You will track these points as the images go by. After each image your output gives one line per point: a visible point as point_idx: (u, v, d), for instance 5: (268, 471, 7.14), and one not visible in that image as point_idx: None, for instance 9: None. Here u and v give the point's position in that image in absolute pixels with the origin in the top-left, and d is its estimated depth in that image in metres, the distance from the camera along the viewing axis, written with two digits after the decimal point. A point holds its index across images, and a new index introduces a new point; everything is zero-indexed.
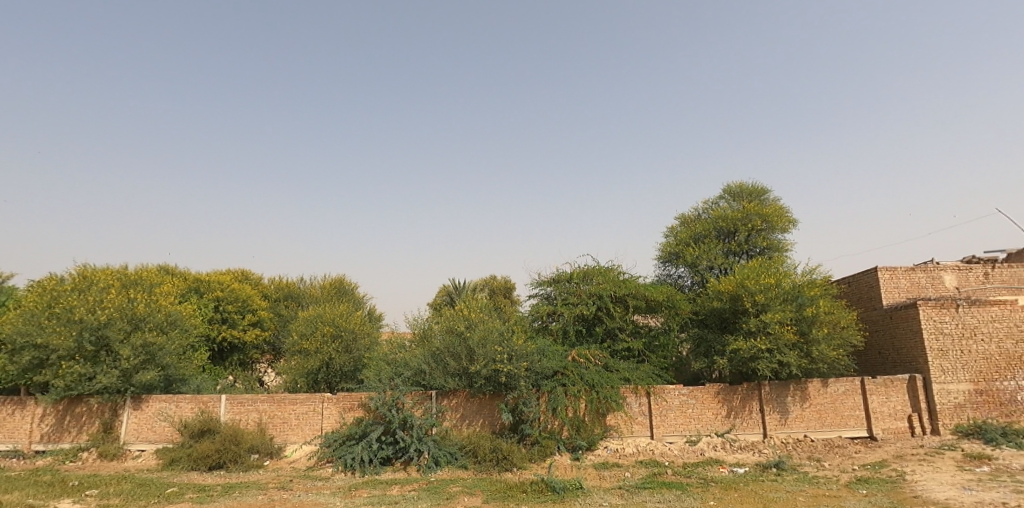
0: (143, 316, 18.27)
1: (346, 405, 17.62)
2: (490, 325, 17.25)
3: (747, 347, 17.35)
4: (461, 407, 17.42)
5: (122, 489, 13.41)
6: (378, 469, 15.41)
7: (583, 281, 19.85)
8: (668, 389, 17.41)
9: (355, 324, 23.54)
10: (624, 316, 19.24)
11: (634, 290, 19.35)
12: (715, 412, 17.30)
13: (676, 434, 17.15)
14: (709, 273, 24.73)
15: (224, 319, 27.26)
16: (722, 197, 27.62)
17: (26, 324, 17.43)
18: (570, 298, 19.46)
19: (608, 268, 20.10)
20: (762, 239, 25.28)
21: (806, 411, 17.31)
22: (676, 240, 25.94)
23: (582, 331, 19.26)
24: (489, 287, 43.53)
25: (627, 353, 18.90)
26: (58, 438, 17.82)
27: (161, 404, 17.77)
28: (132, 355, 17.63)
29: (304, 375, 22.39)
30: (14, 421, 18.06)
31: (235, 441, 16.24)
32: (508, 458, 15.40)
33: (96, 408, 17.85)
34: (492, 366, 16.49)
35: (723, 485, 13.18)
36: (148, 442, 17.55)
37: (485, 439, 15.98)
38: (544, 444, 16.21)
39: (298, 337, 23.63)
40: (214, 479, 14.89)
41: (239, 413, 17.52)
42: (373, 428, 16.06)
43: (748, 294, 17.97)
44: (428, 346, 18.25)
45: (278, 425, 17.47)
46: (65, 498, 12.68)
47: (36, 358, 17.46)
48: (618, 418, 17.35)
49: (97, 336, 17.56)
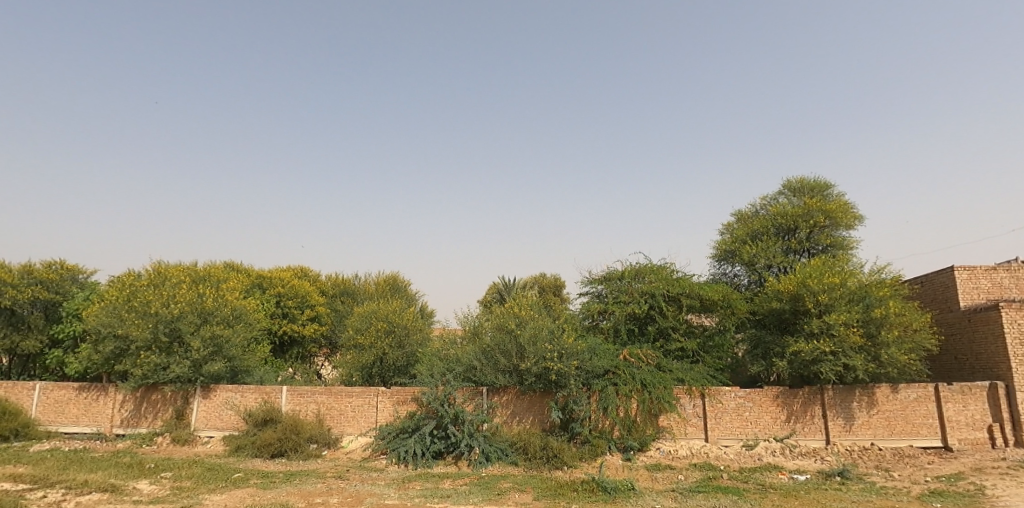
0: (211, 310, 19.33)
1: (399, 399, 17.99)
2: (540, 323, 17.21)
3: (809, 349, 16.59)
4: (512, 404, 17.51)
5: (193, 472, 14.21)
6: (430, 463, 15.72)
7: (635, 280, 19.49)
8: (724, 392, 16.89)
9: (408, 319, 23.98)
10: (677, 315, 18.76)
11: (688, 289, 18.84)
12: (774, 416, 16.67)
13: (732, 438, 16.63)
14: (767, 272, 23.86)
15: (285, 314, 28.44)
16: (781, 193, 26.52)
17: (108, 317, 18.80)
18: (621, 297, 19.17)
19: (661, 267, 19.69)
20: (825, 236, 24.04)
21: (873, 418, 16.43)
22: (733, 238, 25.18)
23: (633, 330, 18.93)
24: (538, 284, 43.56)
25: (680, 353, 18.42)
26: (136, 423, 19.09)
27: (228, 393, 18.68)
28: (202, 346, 18.66)
29: (359, 369, 23.05)
30: (98, 406, 19.50)
31: (296, 430, 16.95)
32: (558, 456, 15.34)
33: (170, 396, 18.99)
34: (542, 364, 16.49)
35: (783, 492, 12.69)
36: (216, 429, 18.49)
37: (535, 437, 15.98)
38: (595, 443, 16.07)
39: (354, 332, 24.39)
40: (277, 466, 15.58)
41: (299, 404, 18.22)
42: (425, 422, 16.42)
43: (810, 294, 17.17)
44: (479, 343, 18.41)
45: (335, 417, 18.08)
46: (143, 479, 13.57)
47: (117, 347, 18.79)
48: (670, 420, 17.01)
49: (171, 328, 18.70)
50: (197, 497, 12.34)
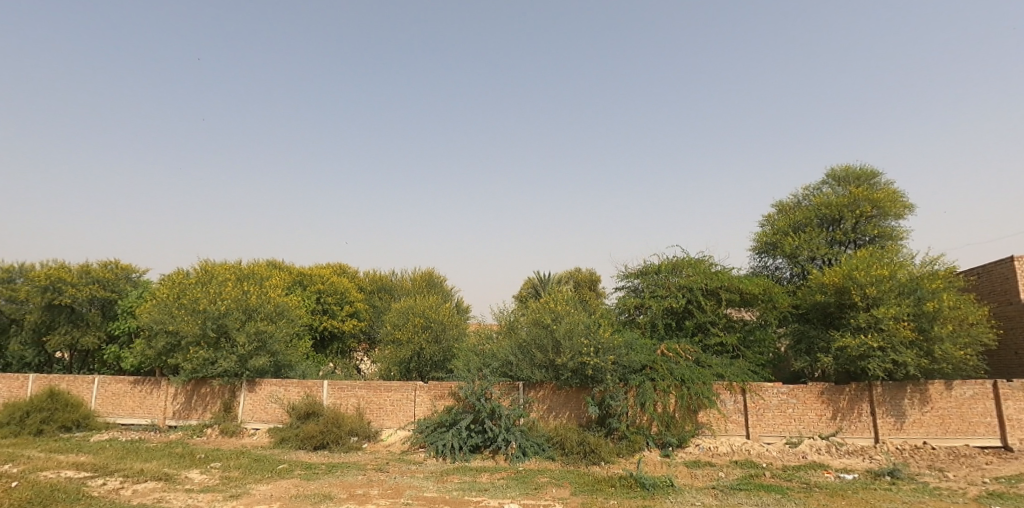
0: (255, 306, 19.99)
1: (437, 393, 18.16)
2: (576, 317, 17.14)
3: (856, 344, 16.01)
4: (548, 399, 17.50)
5: (241, 463, 14.74)
6: (468, 456, 15.90)
7: (672, 273, 19.15)
8: (766, 387, 16.48)
9: (444, 315, 24.25)
10: (716, 310, 18.37)
11: (728, 283, 18.39)
12: (819, 413, 16.16)
13: (775, 435, 16.21)
14: (811, 264, 23.13)
15: (325, 310, 29.13)
16: (825, 182, 25.62)
17: (160, 313, 19.63)
18: (658, 291, 18.87)
19: (698, 260, 19.30)
20: (872, 227, 23.11)
21: (925, 416, 15.75)
22: (774, 230, 24.54)
23: (671, 325, 18.63)
24: (573, 278, 43.37)
25: (719, 348, 18.03)
26: (187, 415, 19.91)
27: (272, 387, 19.25)
28: (247, 342, 19.30)
29: (397, 364, 23.37)
30: (152, 398, 20.43)
31: (337, 423, 17.38)
32: (596, 452, 15.24)
33: (218, 389, 19.72)
34: (578, 359, 16.44)
35: (829, 491, 12.31)
36: (262, 421, 19.10)
37: (572, 432, 15.92)
38: (633, 439, 15.92)
39: (392, 328, 24.84)
40: (319, 458, 16.01)
41: (339, 398, 18.66)
42: (462, 416, 16.61)
43: (857, 287, 16.55)
44: (515, 338, 18.45)
45: (375, 411, 18.43)
46: (195, 469, 14.15)
47: (169, 343, 19.61)
48: (710, 416, 16.71)
49: (218, 324, 19.42)
50: (245, 486, 12.80)
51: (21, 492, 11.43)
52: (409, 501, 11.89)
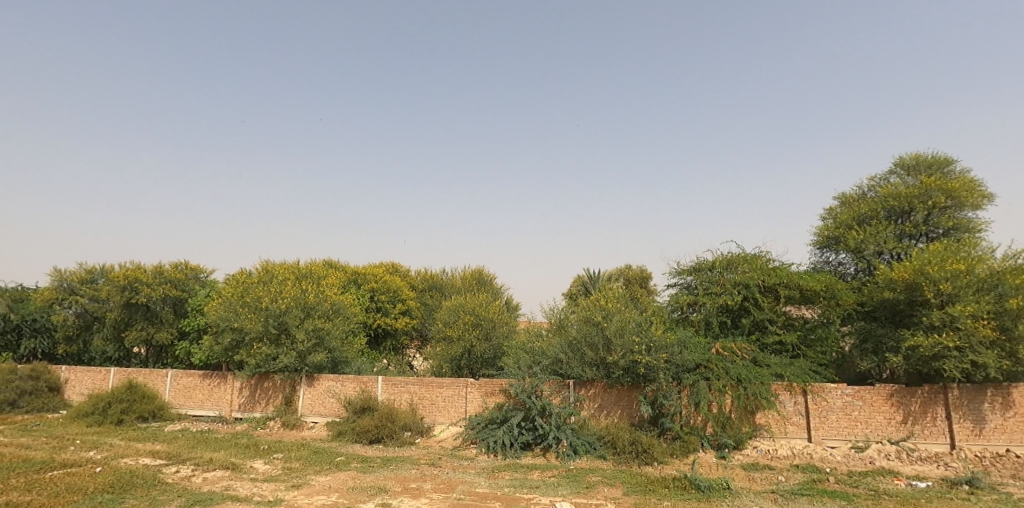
0: (313, 304, 20.79)
1: (488, 390, 18.28)
2: (627, 315, 16.92)
3: (928, 344, 15.05)
4: (599, 397, 17.34)
5: (301, 454, 15.35)
6: (519, 453, 15.96)
7: (727, 270, 18.60)
8: (829, 388, 15.74)
9: (494, 312, 24.45)
10: (774, 307, 17.66)
11: (786, 279, 17.65)
12: (888, 417, 15.30)
13: (839, 439, 15.47)
14: (877, 259, 21.93)
15: (378, 308, 29.90)
16: (893, 172, 24.22)
17: (226, 311, 20.67)
18: (712, 287, 18.37)
19: (755, 256, 18.65)
20: (946, 218, 21.64)
21: (1008, 421, 14.63)
22: (836, 224, 23.48)
23: (726, 323, 18.09)
24: (624, 276, 42.78)
25: (778, 347, 17.36)
26: (251, 408, 20.88)
27: (329, 382, 19.91)
28: (306, 338, 20.07)
29: (448, 360, 23.68)
30: (219, 391, 21.55)
31: (392, 418, 17.83)
32: (648, 452, 14.96)
33: (279, 384, 20.58)
34: (630, 357, 16.23)
35: (899, 499, 11.66)
36: (320, 415, 19.79)
37: (624, 431, 15.70)
38: (687, 439, 15.54)
39: (443, 325, 25.24)
40: (375, 451, 16.46)
41: (393, 394, 19.13)
42: (512, 413, 16.68)
43: (930, 283, 15.53)
44: (565, 335, 18.37)
45: (427, 407, 18.76)
46: (259, 459, 14.84)
47: (234, 339, 20.61)
48: (768, 418, 16.14)
49: (279, 321, 20.29)
50: (305, 477, 13.30)
51: (104, 476, 12.31)
52: (461, 496, 12.05)
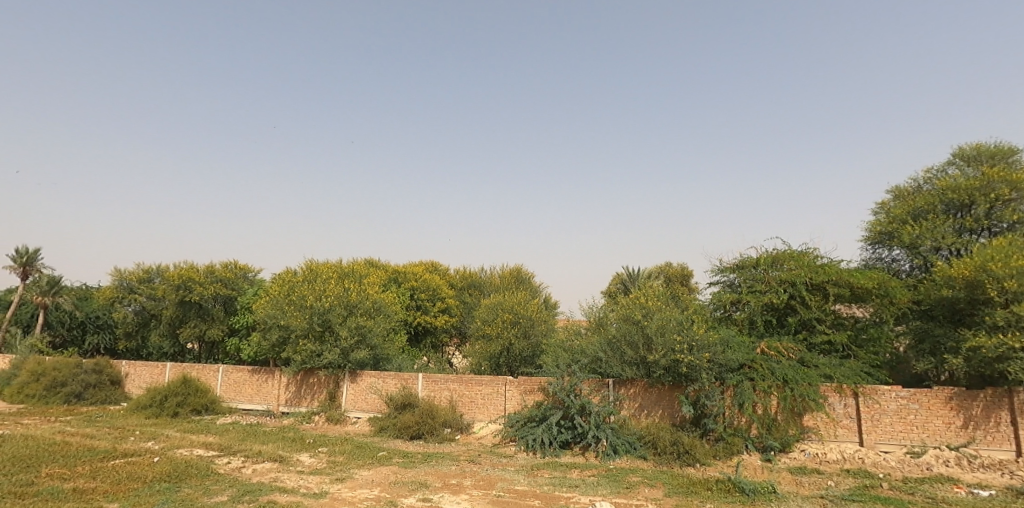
0: (355, 303, 21.30)
1: (526, 388, 18.28)
2: (668, 313, 16.64)
3: (992, 344, 14.18)
4: (639, 397, 17.13)
5: (345, 448, 15.73)
6: (558, 452, 15.93)
7: (772, 267, 18.05)
8: (882, 391, 15.09)
9: (533, 311, 24.46)
10: (822, 306, 17.01)
11: (836, 277, 16.98)
12: (947, 421, 14.54)
13: (893, 443, 14.82)
14: (935, 256, 20.88)
15: (418, 306, 30.33)
16: (952, 163, 23.03)
17: (273, 308, 21.38)
18: (756, 285, 17.88)
19: (802, 252, 18.03)
20: (1010, 211, 20.36)
21: None
22: (889, 218, 22.52)
23: (772, 322, 17.59)
24: (664, 274, 42.10)
25: (827, 347, 16.76)
26: (297, 403, 21.53)
27: (372, 378, 20.31)
28: (349, 335, 20.55)
29: (487, 358, 23.83)
30: (267, 386, 22.30)
31: (432, 415, 18.09)
32: (690, 453, 14.68)
33: (324, 379, 21.15)
34: (671, 357, 15.96)
35: None
36: (363, 411, 20.22)
37: (665, 431, 15.45)
38: (730, 441, 15.17)
39: (482, 323, 25.42)
40: (416, 447, 16.73)
41: (433, 390, 19.37)
42: (552, 412, 16.66)
43: (993, 280, 14.64)
44: (604, 333, 18.21)
45: (467, 404, 18.92)
46: (305, 452, 15.29)
47: (281, 335, 21.27)
48: (817, 420, 15.60)
49: (323, 319, 20.84)
50: (348, 471, 13.63)
51: (161, 466, 12.92)
52: (501, 492, 12.11)
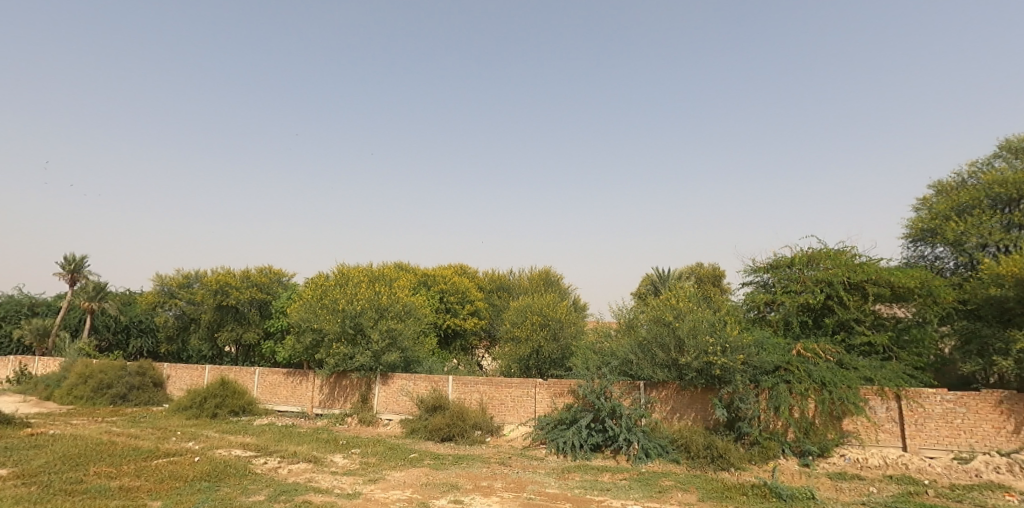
0: (386, 306, 21.60)
1: (557, 391, 18.18)
2: (700, 315, 16.40)
3: None
4: (671, 400, 16.88)
5: (377, 450, 15.94)
6: (589, 455, 15.85)
7: (807, 266, 17.60)
8: (926, 394, 14.55)
9: (562, 313, 24.39)
10: (861, 306, 16.49)
11: (875, 276, 16.43)
12: (997, 426, 13.87)
13: (939, 449, 14.26)
14: (981, 253, 20.00)
15: (448, 309, 30.54)
16: (998, 156, 22.10)
17: (307, 312, 21.83)
18: (791, 286, 17.47)
19: (839, 251, 17.55)
20: None
21: None
22: (932, 215, 21.74)
23: (808, 323, 17.15)
24: (695, 274, 41.47)
25: (867, 349, 16.24)
26: (331, 405, 21.91)
27: (403, 381, 20.53)
28: (380, 338, 20.84)
29: (517, 361, 23.85)
30: (301, 388, 22.77)
31: (462, 417, 18.22)
32: (724, 457, 14.37)
33: (356, 382, 21.47)
34: (704, 359, 15.70)
35: None
36: (395, 413, 20.44)
37: (698, 434, 15.18)
38: (766, 445, 14.78)
39: (512, 326, 25.47)
40: (447, 449, 16.85)
41: (464, 393, 19.48)
42: (582, 414, 16.57)
43: None
44: (635, 335, 18.04)
45: (497, 406, 18.96)
46: (338, 453, 15.54)
47: (314, 338, 21.69)
48: (857, 424, 15.16)
49: (355, 322, 21.19)
50: (381, 472, 13.80)
51: (202, 465, 13.32)
52: (532, 495, 12.09)
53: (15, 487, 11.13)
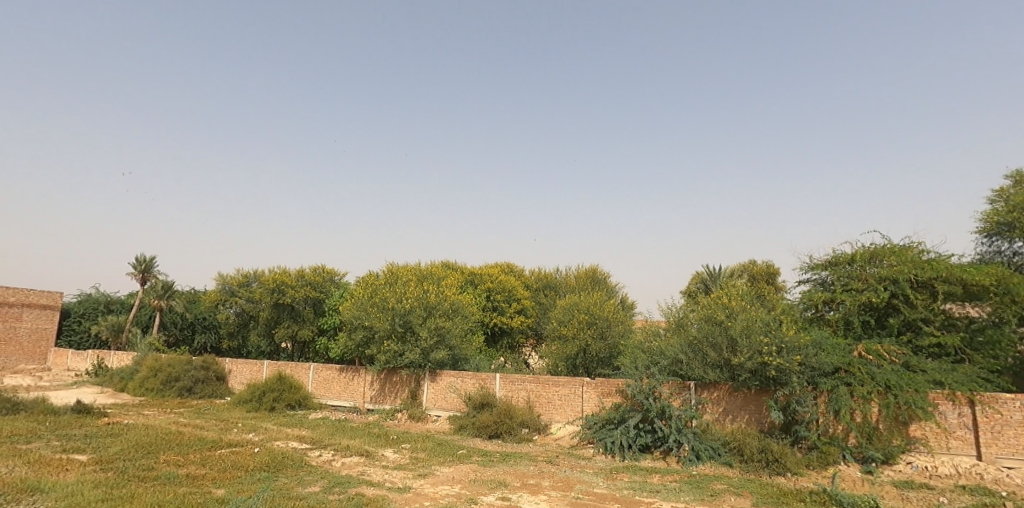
0: (434, 304, 21.99)
1: (604, 390, 17.96)
2: (753, 314, 15.93)
3: None
4: (723, 401, 16.41)
5: (426, 445, 16.21)
6: (637, 456, 15.64)
7: (869, 263, 16.79)
8: (1003, 399, 13.58)
9: (609, 312, 24.13)
10: (930, 305, 15.55)
11: (945, 273, 15.49)
12: None
13: (1018, 459, 13.25)
14: None
15: (494, 307, 30.76)
16: None
17: (358, 310, 22.46)
18: (852, 283, 16.71)
19: (904, 247, 16.66)
20: None
21: None
22: (1009, 208, 20.29)
23: (870, 323, 16.35)
24: (748, 272, 40.21)
25: (936, 350, 15.33)
26: (381, 400, 22.45)
27: (451, 378, 20.82)
28: (428, 336, 21.21)
29: (564, 359, 23.73)
30: (353, 384, 23.43)
31: (509, 415, 18.34)
32: (780, 461, 13.86)
33: (405, 378, 21.92)
34: (758, 359, 15.20)
35: None
36: (443, 410, 20.74)
37: (752, 437, 14.71)
38: (825, 450, 14.16)
39: (558, 324, 25.40)
40: (494, 446, 16.98)
41: (511, 391, 19.54)
42: (630, 414, 16.35)
43: None
44: (684, 335, 17.66)
45: (544, 405, 18.94)
46: (389, 448, 15.91)
47: (365, 336, 22.26)
48: (925, 430, 14.29)
49: (404, 320, 21.64)
50: (430, 467, 14.04)
51: (261, 456, 13.91)
52: (579, 495, 12.02)
53: (94, 472, 11.93)
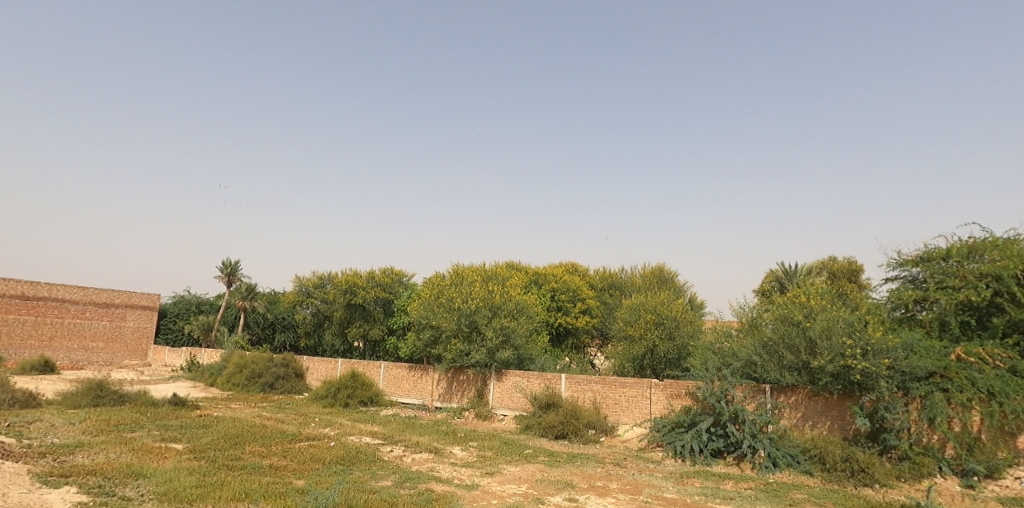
0: (499, 304, 22.25)
1: (673, 392, 17.40)
2: (835, 314, 15.04)
3: None
4: (802, 406, 15.57)
5: (492, 444, 16.40)
6: (709, 461, 15.15)
7: (968, 258, 15.41)
8: None
9: (677, 311, 23.50)
10: None
11: None
12: None
13: None
14: None
15: (559, 307, 30.73)
16: None
17: (425, 310, 23.06)
18: (948, 281, 15.45)
19: (1009, 240, 15.17)
20: None
21: None
22: None
23: (970, 323, 14.99)
24: (827, 269, 38.03)
25: None
26: (449, 398, 22.92)
27: (516, 378, 20.95)
28: (494, 335, 21.48)
29: (630, 360, 23.27)
30: (422, 382, 24.06)
31: (576, 416, 18.28)
32: (867, 472, 12.97)
33: (472, 377, 22.26)
34: (840, 362, 14.30)
35: None
36: (509, 409, 20.92)
37: (835, 445, 13.88)
38: (919, 461, 13.15)
39: (625, 324, 25.03)
40: (561, 446, 16.95)
41: (577, 391, 19.42)
42: (701, 418, 15.85)
43: None
44: (759, 336, 16.93)
45: (611, 406, 18.69)
46: (457, 445, 16.22)
47: (432, 335, 22.80)
48: None
49: (470, 320, 22.02)
50: (497, 465, 14.20)
51: (337, 450, 14.56)
52: (648, 498, 11.79)
53: (189, 460, 12.91)
